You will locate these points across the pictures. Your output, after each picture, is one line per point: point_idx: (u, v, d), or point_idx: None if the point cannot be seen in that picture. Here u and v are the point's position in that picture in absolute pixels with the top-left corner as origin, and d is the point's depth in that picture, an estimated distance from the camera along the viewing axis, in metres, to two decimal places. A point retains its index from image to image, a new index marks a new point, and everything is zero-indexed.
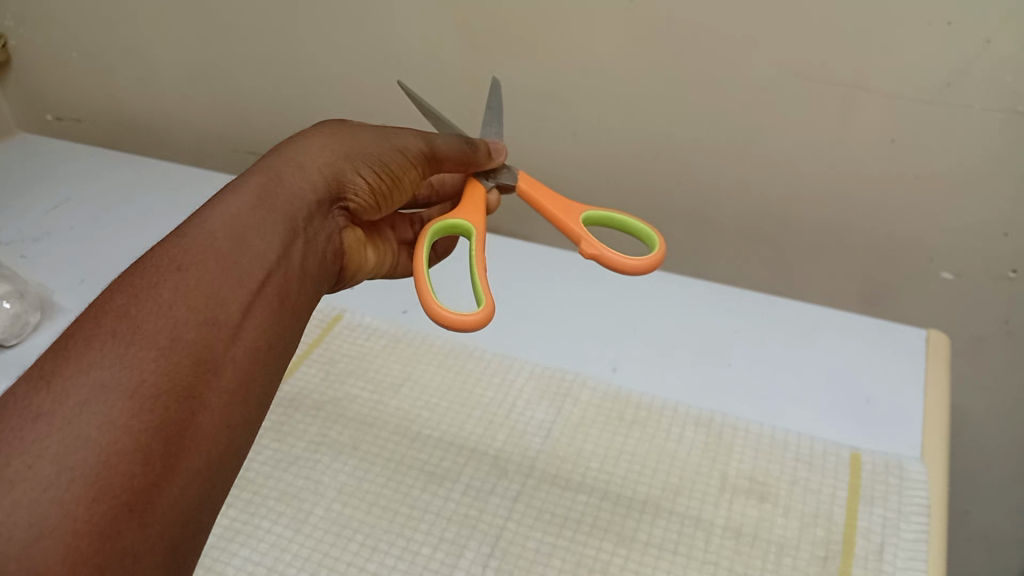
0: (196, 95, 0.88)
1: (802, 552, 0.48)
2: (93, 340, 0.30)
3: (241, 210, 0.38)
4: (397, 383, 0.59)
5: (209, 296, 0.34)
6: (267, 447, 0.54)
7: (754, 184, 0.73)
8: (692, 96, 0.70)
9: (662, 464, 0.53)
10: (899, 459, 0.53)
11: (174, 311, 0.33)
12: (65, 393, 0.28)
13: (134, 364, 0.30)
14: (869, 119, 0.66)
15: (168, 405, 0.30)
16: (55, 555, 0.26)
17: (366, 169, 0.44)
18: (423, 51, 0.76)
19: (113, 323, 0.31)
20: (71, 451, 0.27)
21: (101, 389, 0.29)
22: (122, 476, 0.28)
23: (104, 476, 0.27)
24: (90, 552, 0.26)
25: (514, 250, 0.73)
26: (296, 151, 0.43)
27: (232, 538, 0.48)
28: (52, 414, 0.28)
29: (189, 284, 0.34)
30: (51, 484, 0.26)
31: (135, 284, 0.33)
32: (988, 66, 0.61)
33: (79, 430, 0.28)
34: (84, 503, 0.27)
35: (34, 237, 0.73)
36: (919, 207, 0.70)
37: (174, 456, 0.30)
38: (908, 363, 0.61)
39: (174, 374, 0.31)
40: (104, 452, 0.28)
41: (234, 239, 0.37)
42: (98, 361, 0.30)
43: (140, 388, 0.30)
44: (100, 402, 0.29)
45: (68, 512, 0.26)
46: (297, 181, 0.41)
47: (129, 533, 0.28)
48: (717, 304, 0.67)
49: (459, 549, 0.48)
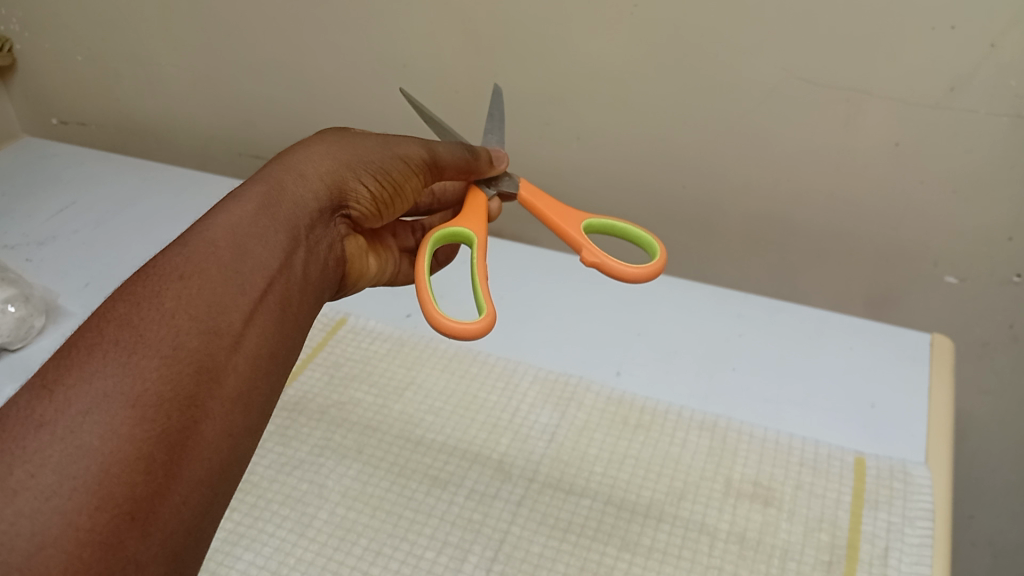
0: (201, 99, 0.89)
1: (806, 557, 0.48)
2: (96, 349, 0.31)
3: (244, 218, 0.38)
4: (401, 387, 0.59)
5: (211, 305, 0.34)
6: (271, 451, 0.54)
7: (758, 188, 0.73)
8: (696, 100, 0.70)
9: (666, 468, 0.53)
10: (904, 464, 0.53)
11: (176, 320, 0.33)
12: (68, 403, 0.29)
13: (136, 372, 0.30)
14: (874, 123, 0.66)
15: (170, 414, 0.30)
16: (56, 564, 0.26)
17: (366, 177, 0.44)
18: (427, 56, 0.76)
19: (115, 332, 0.31)
20: (73, 460, 0.27)
21: (103, 398, 0.29)
22: (124, 485, 0.28)
23: (106, 486, 0.27)
24: (91, 560, 0.27)
25: (518, 254, 0.74)
26: (298, 160, 0.43)
27: (235, 542, 0.48)
28: (54, 423, 0.28)
29: (191, 292, 0.34)
30: (53, 493, 0.27)
31: (137, 293, 0.33)
32: (994, 71, 0.60)
33: (81, 440, 0.28)
34: (86, 512, 0.27)
35: (39, 241, 0.74)
36: (923, 211, 0.69)
37: (176, 465, 0.30)
38: (913, 367, 0.61)
39: (176, 382, 0.31)
40: (106, 461, 0.28)
41: (236, 247, 0.37)
42: (99, 369, 0.30)
43: (142, 397, 0.30)
44: (102, 411, 0.29)
45: (70, 522, 0.26)
46: (299, 190, 0.42)
47: (131, 542, 0.28)
48: (721, 308, 0.67)
49: (463, 553, 0.48)
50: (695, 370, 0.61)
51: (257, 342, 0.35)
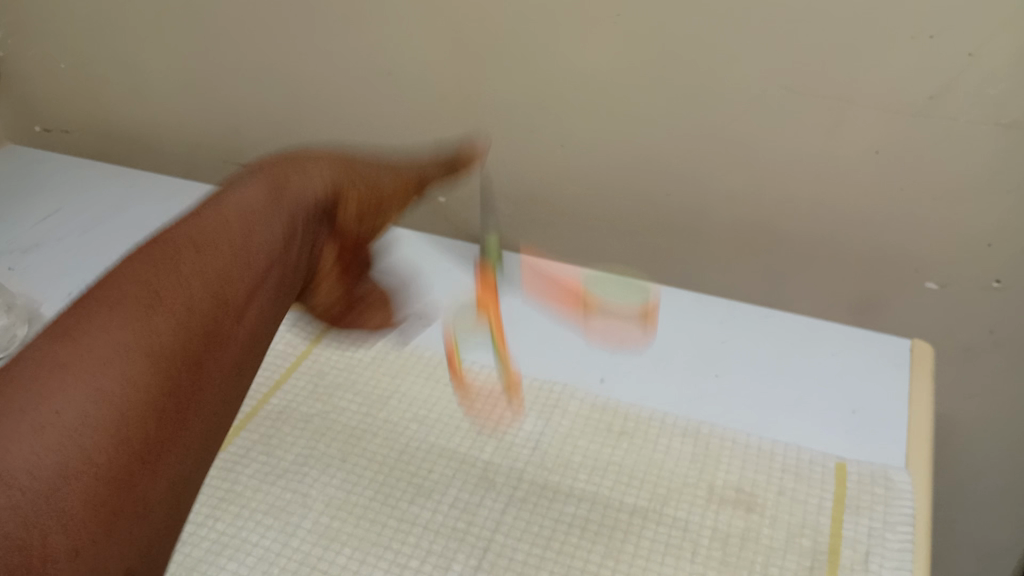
0: (187, 106, 0.89)
1: (788, 562, 0.48)
2: (114, 305, 0.39)
3: (247, 204, 0.46)
4: (386, 396, 0.59)
5: (206, 281, 0.42)
6: (256, 460, 0.54)
7: (742, 196, 0.74)
8: (680, 108, 0.70)
9: (650, 474, 0.53)
10: (885, 470, 0.53)
11: (173, 290, 0.40)
12: (85, 349, 0.37)
13: (139, 331, 0.38)
14: (855, 131, 0.67)
15: (172, 368, 0.38)
16: (77, 478, 0.34)
17: (359, 185, 0.53)
18: (414, 64, 0.77)
19: (133, 290, 0.40)
20: (86, 400, 0.35)
21: (113, 350, 0.37)
22: (134, 422, 0.36)
23: (117, 422, 0.36)
24: (103, 478, 0.35)
25: (503, 261, 0.74)
26: (307, 162, 0.52)
27: (219, 552, 0.48)
28: (68, 367, 0.36)
29: (186, 269, 0.41)
30: (69, 428, 0.34)
31: (154, 258, 0.41)
32: (971, 80, 0.61)
33: (91, 385, 0.36)
34: (100, 443, 0.35)
35: (24, 249, 0.74)
36: (905, 218, 0.70)
37: (186, 402, 0.39)
38: (896, 372, 0.61)
39: (175, 341, 0.39)
40: (114, 403, 0.36)
41: (234, 235, 0.44)
42: (104, 337, 0.37)
43: (150, 353, 0.38)
44: (109, 365, 0.37)
45: (90, 449, 0.35)
46: (303, 185, 0.50)
47: (141, 466, 0.36)
48: (706, 314, 0.67)
49: (448, 561, 0.48)
50: (681, 376, 0.62)
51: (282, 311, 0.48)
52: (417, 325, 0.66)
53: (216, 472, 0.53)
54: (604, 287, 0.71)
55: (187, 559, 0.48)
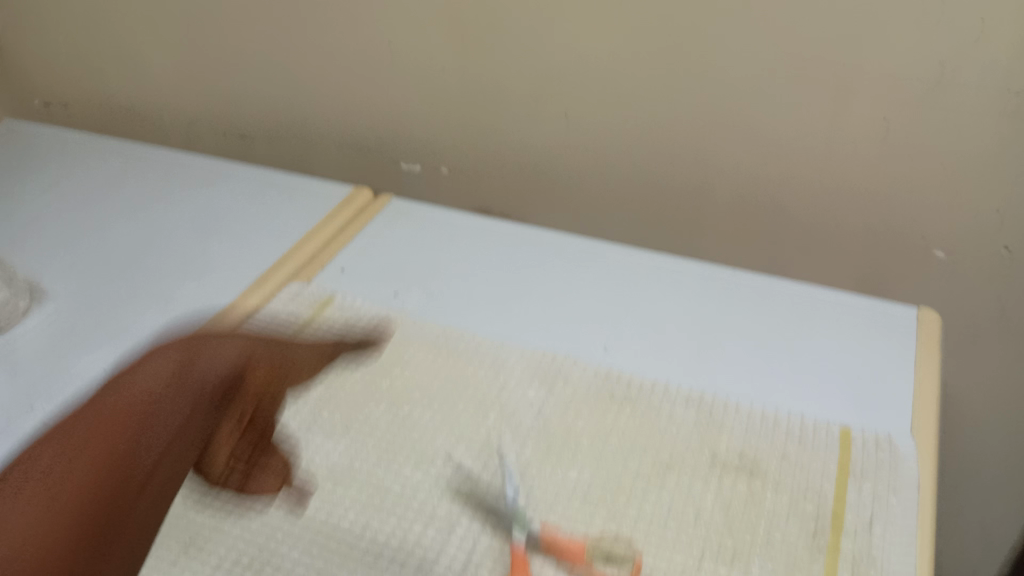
0: (191, 77, 0.90)
1: (790, 526, 0.48)
2: (76, 421, 0.53)
3: (159, 361, 0.57)
4: (389, 364, 0.59)
5: (143, 420, 0.53)
6: (260, 427, 0.54)
7: (747, 166, 0.73)
8: (684, 77, 0.70)
9: (653, 441, 0.53)
10: (890, 436, 0.53)
11: (130, 407, 0.53)
12: (42, 457, 0.51)
13: (72, 451, 0.51)
14: (862, 99, 0.66)
15: (102, 476, 0.50)
16: (24, 530, 0.47)
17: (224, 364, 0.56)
18: (416, 35, 0.76)
19: (89, 411, 0.54)
20: (41, 483, 0.49)
21: (52, 456, 0.51)
22: (59, 516, 0.48)
23: (54, 500, 0.49)
24: (45, 546, 0.47)
25: (508, 232, 0.73)
26: (210, 345, 0.58)
27: (224, 516, 0.49)
28: (38, 466, 0.50)
29: (112, 405, 0.54)
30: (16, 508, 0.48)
31: (113, 386, 0.55)
32: (982, 46, 0.60)
33: (41, 475, 0.50)
34: (34, 507, 0.48)
35: (28, 222, 0.74)
36: (912, 187, 0.69)
37: (138, 488, 0.50)
38: (902, 340, 0.61)
39: (98, 450, 0.51)
40: (62, 483, 0.49)
41: (137, 412, 0.53)
42: (52, 452, 0.51)
43: (95, 466, 0.50)
44: (56, 457, 0.51)
45: (24, 517, 0.48)
46: (207, 354, 0.57)
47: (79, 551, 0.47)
48: (711, 283, 0.67)
49: (451, 525, 0.49)
50: (685, 345, 0.61)
51: (201, 450, 0.52)
52: (421, 296, 0.66)
53: (221, 439, 0.54)
54: (608, 257, 0.70)
55: (192, 524, 0.48)
